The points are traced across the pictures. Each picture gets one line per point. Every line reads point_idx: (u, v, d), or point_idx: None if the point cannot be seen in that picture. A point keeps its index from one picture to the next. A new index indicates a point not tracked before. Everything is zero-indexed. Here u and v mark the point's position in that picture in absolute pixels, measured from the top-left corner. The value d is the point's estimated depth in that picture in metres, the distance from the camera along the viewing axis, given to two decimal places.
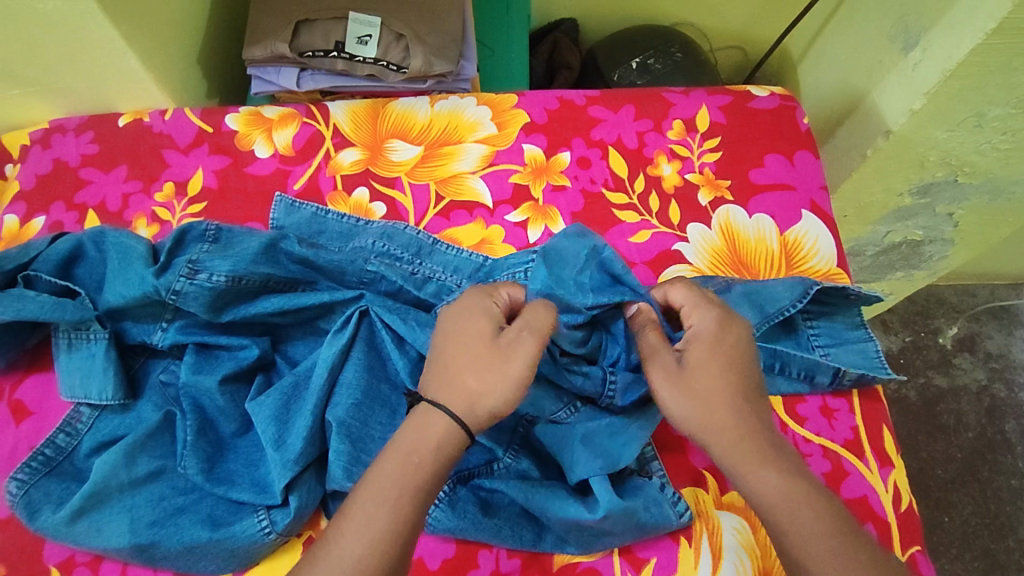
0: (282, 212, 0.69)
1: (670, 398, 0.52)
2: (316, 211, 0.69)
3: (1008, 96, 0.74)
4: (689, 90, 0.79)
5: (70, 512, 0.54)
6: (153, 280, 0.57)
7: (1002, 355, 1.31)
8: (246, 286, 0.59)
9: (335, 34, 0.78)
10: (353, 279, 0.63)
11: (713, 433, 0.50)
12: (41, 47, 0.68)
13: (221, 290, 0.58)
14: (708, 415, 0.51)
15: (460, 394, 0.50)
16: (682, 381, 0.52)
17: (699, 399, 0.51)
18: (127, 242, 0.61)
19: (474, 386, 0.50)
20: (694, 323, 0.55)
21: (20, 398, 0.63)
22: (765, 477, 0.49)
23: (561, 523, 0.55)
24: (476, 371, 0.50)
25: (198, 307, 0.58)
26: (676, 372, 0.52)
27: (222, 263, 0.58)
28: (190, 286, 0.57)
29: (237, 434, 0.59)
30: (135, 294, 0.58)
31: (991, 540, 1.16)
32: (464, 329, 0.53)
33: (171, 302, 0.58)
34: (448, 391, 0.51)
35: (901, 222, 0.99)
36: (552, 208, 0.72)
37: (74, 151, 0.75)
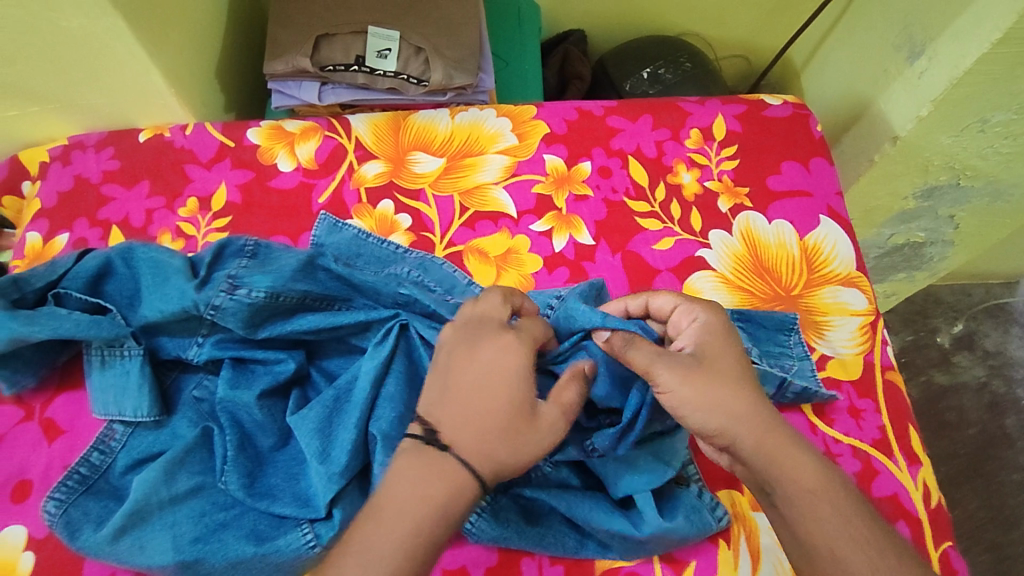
0: (325, 230, 0.69)
1: (691, 391, 0.50)
2: (358, 233, 0.68)
3: (1010, 103, 0.76)
4: (704, 100, 0.80)
5: (112, 530, 0.54)
6: (193, 294, 0.58)
7: (999, 353, 1.34)
8: (283, 303, 0.60)
9: (355, 48, 0.79)
10: (389, 299, 0.63)
11: (743, 421, 0.49)
12: (63, 64, 0.68)
13: (259, 306, 0.58)
14: (732, 404, 0.50)
15: (483, 452, 0.48)
16: (706, 371, 0.51)
17: (723, 390, 0.50)
18: (160, 257, 0.61)
19: (504, 457, 0.49)
20: (702, 317, 0.55)
21: (51, 416, 0.63)
22: (792, 476, 0.48)
23: (606, 532, 0.56)
24: (511, 438, 0.49)
25: (236, 323, 0.58)
26: (691, 369, 0.50)
27: (261, 279, 0.59)
28: (229, 301, 0.58)
29: (275, 448, 0.60)
30: (173, 309, 0.58)
31: (997, 534, 1.18)
32: (512, 384, 0.50)
33: (209, 318, 0.58)
34: (469, 445, 0.48)
35: (904, 224, 1.02)
36: (575, 217, 0.73)
37: (95, 168, 0.74)
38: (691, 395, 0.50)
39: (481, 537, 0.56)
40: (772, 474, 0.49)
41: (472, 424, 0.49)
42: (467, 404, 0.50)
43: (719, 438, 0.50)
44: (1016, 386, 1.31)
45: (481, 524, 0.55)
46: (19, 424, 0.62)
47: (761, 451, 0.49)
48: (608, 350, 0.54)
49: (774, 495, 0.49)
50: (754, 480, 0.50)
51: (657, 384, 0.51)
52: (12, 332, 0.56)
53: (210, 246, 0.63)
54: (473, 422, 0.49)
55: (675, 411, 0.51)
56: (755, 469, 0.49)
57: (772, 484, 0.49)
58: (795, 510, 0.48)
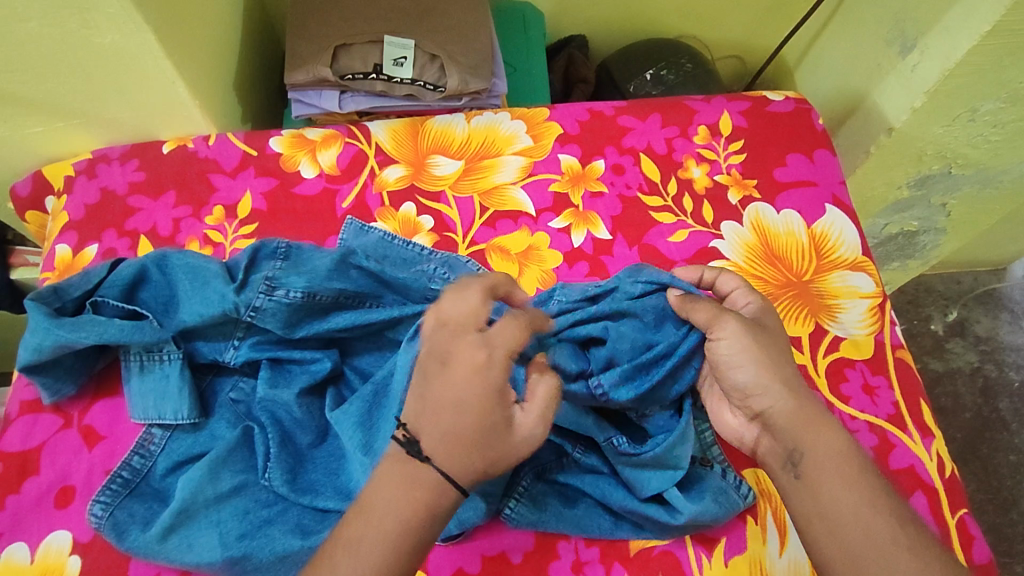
0: (352, 234, 0.71)
1: (742, 346, 0.55)
2: (384, 236, 0.71)
3: (999, 91, 0.81)
4: (709, 98, 0.84)
5: (161, 529, 0.55)
6: (234, 297, 0.59)
7: (990, 338, 1.38)
8: (319, 301, 0.61)
9: (373, 57, 0.82)
10: (418, 294, 0.65)
11: (786, 387, 0.54)
12: (93, 78, 0.69)
13: (297, 305, 0.61)
14: (773, 369, 0.55)
15: (463, 462, 0.49)
16: (758, 333, 0.56)
17: (770, 355, 0.55)
18: (196, 263, 0.63)
19: (483, 467, 0.49)
20: (754, 303, 0.60)
21: (90, 423, 0.63)
22: (821, 444, 0.52)
23: (637, 516, 0.58)
24: (490, 450, 0.49)
25: (275, 323, 0.61)
26: (751, 330, 0.56)
27: (297, 279, 0.61)
28: (269, 303, 0.60)
29: (314, 445, 0.61)
30: (214, 311, 0.60)
31: (996, 514, 1.22)
32: (484, 402, 0.49)
33: (249, 319, 0.60)
34: (450, 458, 0.48)
35: (898, 214, 1.05)
36: (592, 213, 0.75)
37: (121, 180, 0.76)
38: (744, 347, 0.55)
39: (520, 522, 0.57)
40: (803, 439, 0.52)
41: (452, 444, 0.48)
42: (445, 421, 0.49)
43: (759, 399, 0.55)
44: (1008, 369, 1.35)
45: (519, 509, 0.57)
46: (59, 431, 0.62)
47: (795, 417, 0.53)
48: (678, 306, 0.60)
49: (799, 463, 0.52)
50: (782, 447, 0.54)
51: (716, 334, 0.56)
52: (60, 338, 0.58)
53: (243, 250, 0.64)
54: (454, 439, 0.48)
55: (726, 360, 0.56)
56: (782, 434, 0.54)
57: (801, 450, 0.52)
58: (820, 477, 0.51)
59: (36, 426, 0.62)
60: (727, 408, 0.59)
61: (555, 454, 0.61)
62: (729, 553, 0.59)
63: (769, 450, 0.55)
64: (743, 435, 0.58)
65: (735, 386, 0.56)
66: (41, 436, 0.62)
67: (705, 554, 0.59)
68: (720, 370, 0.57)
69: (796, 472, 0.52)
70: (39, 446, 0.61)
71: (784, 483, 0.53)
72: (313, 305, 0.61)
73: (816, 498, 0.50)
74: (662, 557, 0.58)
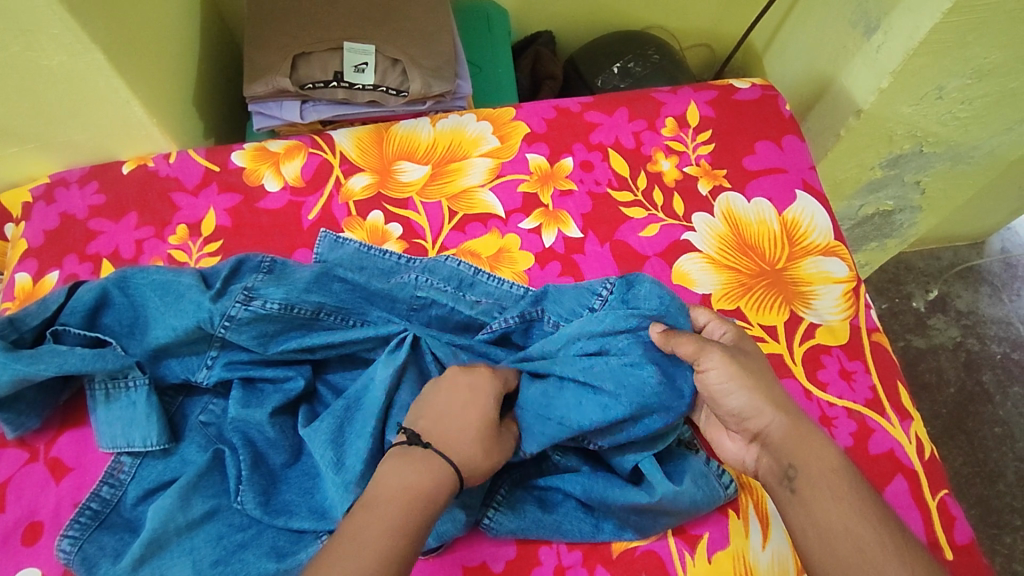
0: (327, 247, 0.70)
1: (730, 373, 0.53)
2: (360, 247, 0.69)
3: (964, 68, 0.81)
4: (676, 90, 0.83)
5: (131, 561, 0.53)
6: (209, 306, 0.59)
7: (972, 312, 1.39)
8: (297, 314, 0.61)
9: (333, 64, 0.81)
10: (405, 304, 0.65)
11: (778, 406, 0.53)
12: (44, 101, 0.68)
13: (273, 316, 0.60)
14: (761, 396, 0.53)
15: (471, 454, 0.51)
16: (744, 358, 0.55)
17: (759, 383, 0.53)
18: (164, 279, 0.61)
19: (483, 461, 0.52)
20: (731, 331, 0.59)
21: (57, 455, 0.61)
22: (813, 457, 0.51)
23: (623, 508, 0.57)
24: (487, 448, 0.53)
25: (250, 335, 0.60)
26: (742, 362, 0.54)
27: (276, 291, 0.60)
28: (245, 313, 0.59)
29: (288, 464, 0.60)
30: (187, 323, 0.59)
31: (983, 487, 1.23)
32: (485, 400, 0.54)
33: (223, 330, 0.59)
34: (462, 450, 0.51)
35: (873, 195, 1.05)
36: (562, 212, 0.74)
37: (79, 204, 0.74)
38: (735, 373, 0.53)
39: (500, 530, 0.56)
40: (797, 455, 0.51)
41: (457, 436, 0.52)
42: (456, 418, 0.53)
43: (754, 420, 0.53)
44: (990, 342, 1.36)
45: (498, 517, 0.57)
46: (25, 465, 0.61)
47: (791, 433, 0.52)
48: (661, 342, 0.56)
49: (795, 477, 0.51)
50: (778, 463, 0.52)
51: (704, 365, 0.54)
52: (18, 372, 0.56)
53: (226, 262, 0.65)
54: (462, 438, 0.52)
55: (716, 389, 0.54)
56: (778, 453, 0.52)
57: (796, 466, 0.51)
58: (817, 493, 0.50)
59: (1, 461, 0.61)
60: (726, 432, 0.58)
61: (533, 459, 0.61)
62: (712, 549, 0.58)
63: (767, 469, 0.54)
64: (743, 458, 0.56)
65: (731, 412, 0.54)
66: (6, 471, 0.61)
67: (688, 552, 0.58)
68: (712, 398, 0.55)
69: (792, 486, 0.51)
70: (5, 481, 0.60)
71: (781, 499, 0.52)
72: (290, 316, 0.60)
73: (811, 514, 0.50)
74: (644, 557, 0.58)
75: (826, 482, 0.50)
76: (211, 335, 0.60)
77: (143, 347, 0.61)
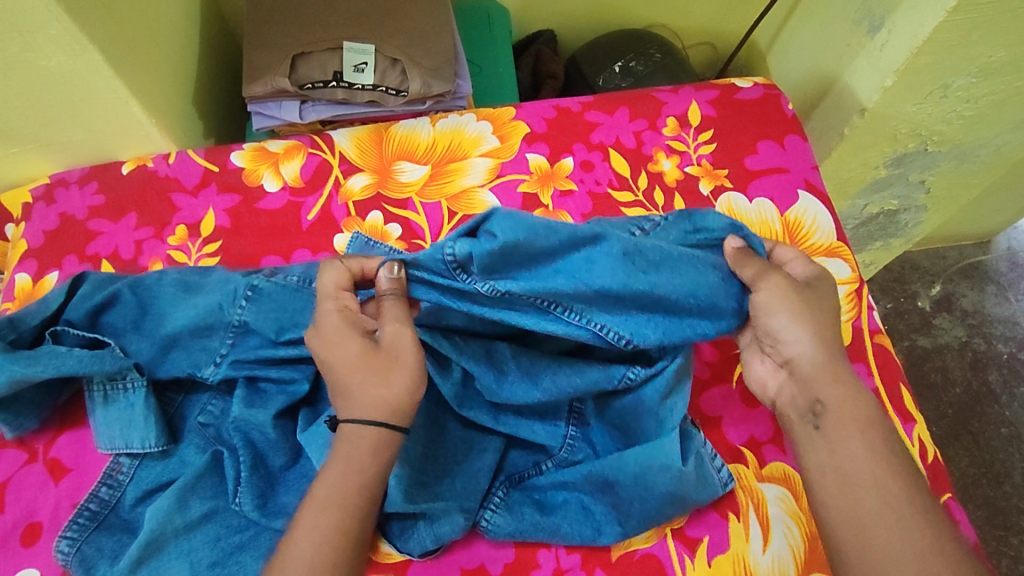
0: (355, 249, 0.70)
1: (781, 298, 0.54)
2: (386, 250, 0.69)
3: (969, 67, 0.80)
4: (677, 88, 0.83)
5: (128, 562, 0.53)
6: (238, 277, 0.62)
7: (978, 312, 1.38)
8: (316, 292, 0.62)
9: (332, 64, 0.81)
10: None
11: (817, 338, 0.52)
12: (43, 102, 0.67)
13: (294, 289, 0.62)
14: (810, 324, 0.53)
15: (367, 399, 0.49)
16: (807, 292, 0.54)
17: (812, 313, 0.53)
18: (187, 276, 0.64)
19: (383, 391, 0.49)
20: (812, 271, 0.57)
21: (56, 456, 0.61)
22: (844, 397, 0.51)
23: (625, 482, 0.57)
24: (388, 377, 0.50)
25: (270, 306, 0.60)
26: (808, 299, 0.54)
27: (296, 269, 0.64)
28: (268, 283, 0.61)
29: (287, 467, 0.59)
30: (211, 300, 0.60)
31: (990, 488, 1.22)
32: (345, 333, 0.51)
33: (245, 297, 0.60)
34: (360, 400, 0.49)
35: (877, 194, 1.04)
36: (562, 212, 0.74)
37: (79, 205, 0.74)
38: (785, 298, 0.54)
39: (498, 532, 0.56)
40: (826, 392, 0.51)
41: (362, 397, 0.49)
42: (343, 384, 0.50)
43: (791, 349, 0.53)
44: (997, 342, 1.35)
45: (495, 519, 0.56)
46: (24, 466, 0.61)
47: (825, 367, 0.52)
48: (732, 254, 0.57)
49: (820, 414, 0.51)
50: (805, 397, 0.52)
51: (760, 286, 0.54)
52: (16, 373, 0.56)
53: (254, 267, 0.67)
54: (346, 385, 0.50)
55: (761, 310, 0.54)
56: (808, 385, 0.52)
57: (823, 403, 0.51)
58: (838, 431, 0.50)
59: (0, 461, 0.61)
60: (756, 356, 0.57)
61: (532, 461, 0.61)
62: (712, 552, 0.58)
63: (791, 400, 0.53)
64: (765, 386, 0.56)
65: (769, 333, 0.54)
66: (5, 471, 0.61)
67: (688, 555, 0.58)
68: (756, 318, 0.55)
69: (816, 423, 0.51)
70: (4, 482, 0.60)
71: (801, 434, 0.52)
72: (309, 288, 0.62)
73: (829, 449, 0.50)
74: (644, 561, 0.57)
75: (846, 424, 0.50)
76: (227, 321, 0.60)
77: (150, 345, 0.61)
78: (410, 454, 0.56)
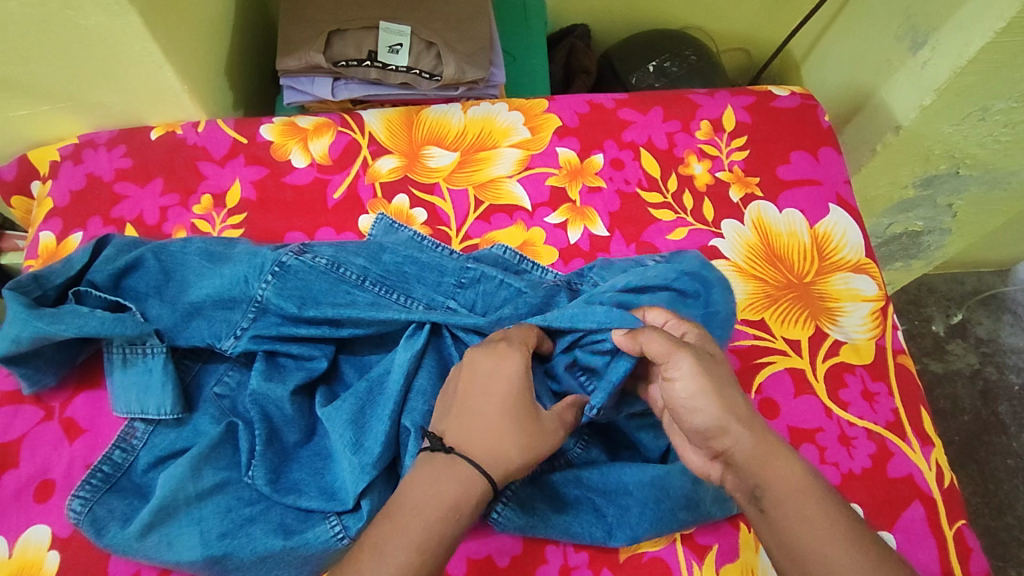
0: (381, 231, 0.69)
1: (700, 390, 0.48)
2: (413, 235, 0.68)
3: (1011, 91, 0.78)
4: (713, 92, 0.82)
5: (140, 526, 0.53)
6: (268, 252, 0.61)
7: (991, 340, 1.36)
8: (342, 274, 0.61)
9: (367, 43, 0.81)
10: (451, 281, 0.64)
11: (747, 423, 0.48)
12: (78, 62, 0.67)
13: (321, 270, 0.61)
14: (732, 407, 0.48)
15: (495, 449, 0.48)
16: (716, 371, 0.49)
17: (729, 391, 0.48)
18: (211, 247, 0.64)
19: (518, 458, 0.49)
20: (693, 330, 0.54)
21: (71, 416, 0.61)
22: (781, 476, 0.46)
23: (645, 488, 0.58)
24: (523, 442, 0.49)
25: (296, 284, 0.60)
26: (707, 364, 0.49)
27: (326, 249, 0.63)
28: (296, 262, 0.61)
29: (300, 443, 0.59)
30: (238, 272, 0.60)
31: (991, 518, 1.21)
32: (523, 386, 0.51)
33: (272, 273, 0.60)
34: (484, 444, 0.48)
35: (903, 214, 1.03)
36: (589, 209, 0.73)
37: (107, 167, 0.74)
38: (702, 384, 0.48)
39: (507, 526, 0.55)
40: (767, 475, 0.47)
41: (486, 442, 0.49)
42: (482, 423, 0.49)
43: (719, 439, 0.48)
44: (1009, 372, 1.33)
45: (507, 514, 0.55)
46: (40, 424, 0.61)
47: (759, 449, 0.47)
48: (627, 345, 0.52)
49: (763, 497, 0.47)
50: (743, 483, 0.48)
51: (671, 373, 0.49)
52: (38, 330, 0.56)
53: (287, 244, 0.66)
54: (487, 426, 0.49)
55: (680, 401, 0.49)
56: (743, 472, 0.47)
57: (764, 486, 0.46)
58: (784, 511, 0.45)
59: (17, 417, 0.61)
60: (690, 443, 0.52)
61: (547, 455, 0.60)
62: (721, 560, 0.57)
63: (733, 486, 0.49)
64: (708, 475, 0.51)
65: (695, 429, 0.49)
66: (21, 428, 0.61)
67: (695, 562, 0.57)
68: (676, 412, 0.50)
69: (759, 507, 0.47)
70: (20, 438, 0.60)
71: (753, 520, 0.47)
72: (337, 273, 0.61)
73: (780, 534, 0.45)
74: (652, 563, 0.57)
75: (764, 456, 0.47)
76: (250, 295, 0.60)
77: (172, 312, 0.61)
78: None
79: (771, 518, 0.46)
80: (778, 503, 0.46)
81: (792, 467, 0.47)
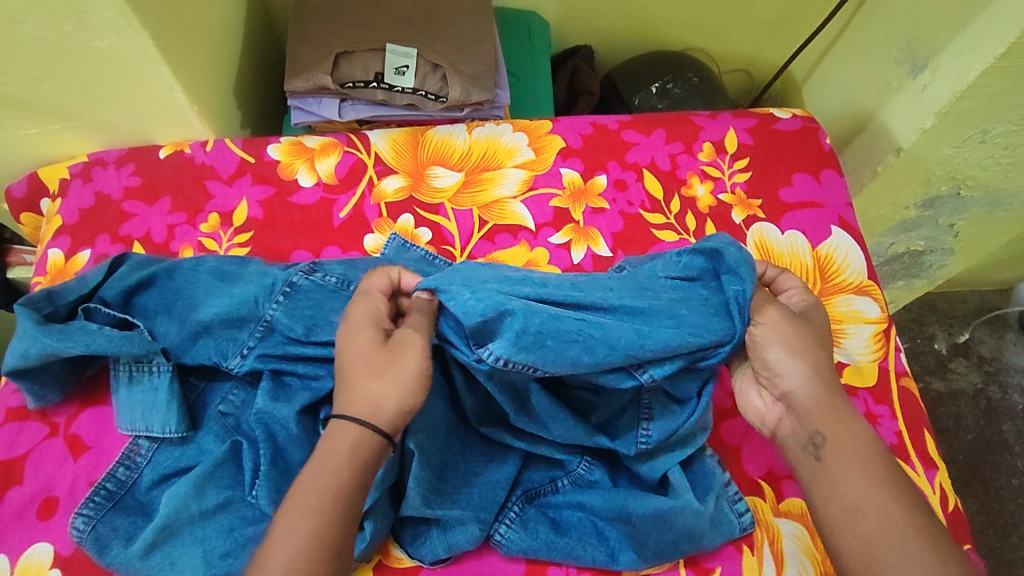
0: (393, 250, 0.71)
1: (785, 336, 0.52)
2: (425, 254, 0.70)
3: (1011, 114, 0.79)
4: (715, 114, 0.83)
5: (143, 545, 0.54)
6: (279, 271, 0.63)
7: (995, 359, 1.36)
8: (351, 292, 0.63)
9: (374, 65, 0.82)
10: None
11: (817, 375, 0.51)
12: (89, 82, 0.68)
13: (331, 288, 0.63)
14: (810, 362, 0.51)
15: (364, 396, 0.49)
16: (802, 327, 0.53)
17: (811, 347, 0.52)
18: (224, 266, 0.65)
19: (382, 391, 0.49)
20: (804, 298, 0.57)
21: (76, 433, 0.61)
22: (845, 432, 0.50)
23: (647, 519, 0.56)
24: (381, 373, 0.50)
25: (305, 303, 0.62)
26: (792, 320, 0.53)
27: (335, 268, 0.65)
28: (306, 281, 0.63)
29: (306, 464, 0.58)
30: (247, 290, 0.62)
31: (996, 539, 1.20)
32: (365, 327, 0.52)
33: (283, 292, 0.62)
34: (353, 396, 0.49)
35: (904, 234, 1.03)
36: (593, 229, 0.74)
37: (116, 185, 0.75)
38: (786, 334, 0.52)
39: (511, 547, 0.56)
40: (827, 424, 0.50)
41: (356, 393, 0.49)
42: (351, 380, 0.50)
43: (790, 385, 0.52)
44: (1013, 391, 1.33)
45: (510, 534, 0.56)
46: (45, 440, 0.61)
47: (823, 402, 0.51)
48: None
49: (821, 446, 0.50)
50: (804, 429, 0.51)
51: (756, 318, 0.53)
52: (46, 347, 0.57)
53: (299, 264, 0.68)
54: (350, 379, 0.50)
55: (762, 348, 0.53)
56: (807, 418, 0.51)
57: (825, 435, 0.50)
58: (843, 463, 0.48)
59: (22, 434, 0.61)
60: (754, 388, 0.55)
61: (549, 477, 0.60)
62: None
63: (790, 434, 0.52)
64: (767, 417, 0.54)
65: (767, 369, 0.52)
66: (27, 444, 0.61)
67: None
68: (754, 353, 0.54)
69: (817, 455, 0.50)
70: (24, 455, 0.60)
71: (804, 468, 0.50)
72: (346, 291, 0.63)
73: (833, 484, 0.48)
74: None
75: (829, 409, 0.50)
76: (260, 315, 0.61)
77: (179, 329, 0.61)
78: (435, 459, 0.57)
79: (828, 470, 0.49)
80: (837, 454, 0.49)
81: (855, 427, 0.50)
